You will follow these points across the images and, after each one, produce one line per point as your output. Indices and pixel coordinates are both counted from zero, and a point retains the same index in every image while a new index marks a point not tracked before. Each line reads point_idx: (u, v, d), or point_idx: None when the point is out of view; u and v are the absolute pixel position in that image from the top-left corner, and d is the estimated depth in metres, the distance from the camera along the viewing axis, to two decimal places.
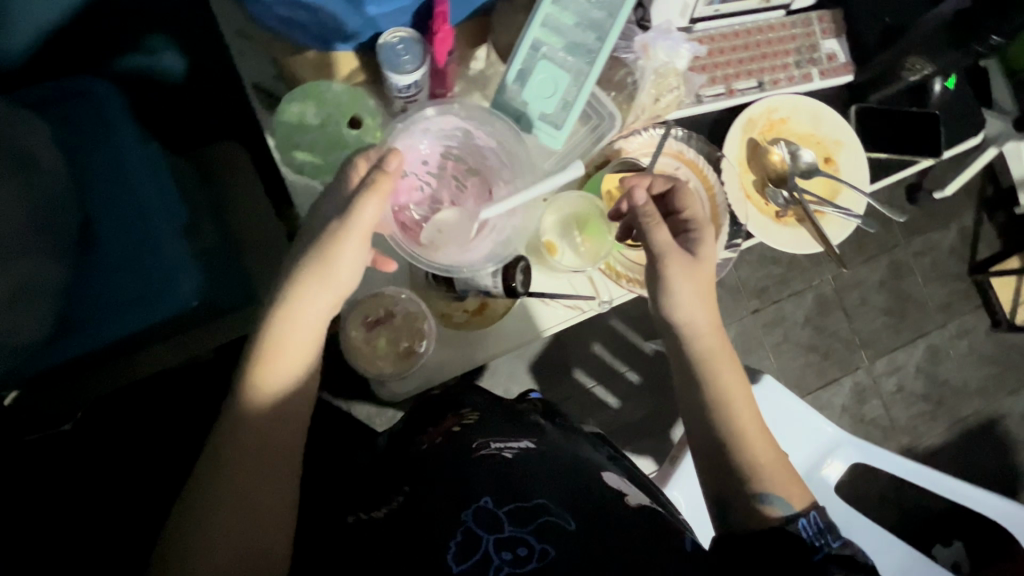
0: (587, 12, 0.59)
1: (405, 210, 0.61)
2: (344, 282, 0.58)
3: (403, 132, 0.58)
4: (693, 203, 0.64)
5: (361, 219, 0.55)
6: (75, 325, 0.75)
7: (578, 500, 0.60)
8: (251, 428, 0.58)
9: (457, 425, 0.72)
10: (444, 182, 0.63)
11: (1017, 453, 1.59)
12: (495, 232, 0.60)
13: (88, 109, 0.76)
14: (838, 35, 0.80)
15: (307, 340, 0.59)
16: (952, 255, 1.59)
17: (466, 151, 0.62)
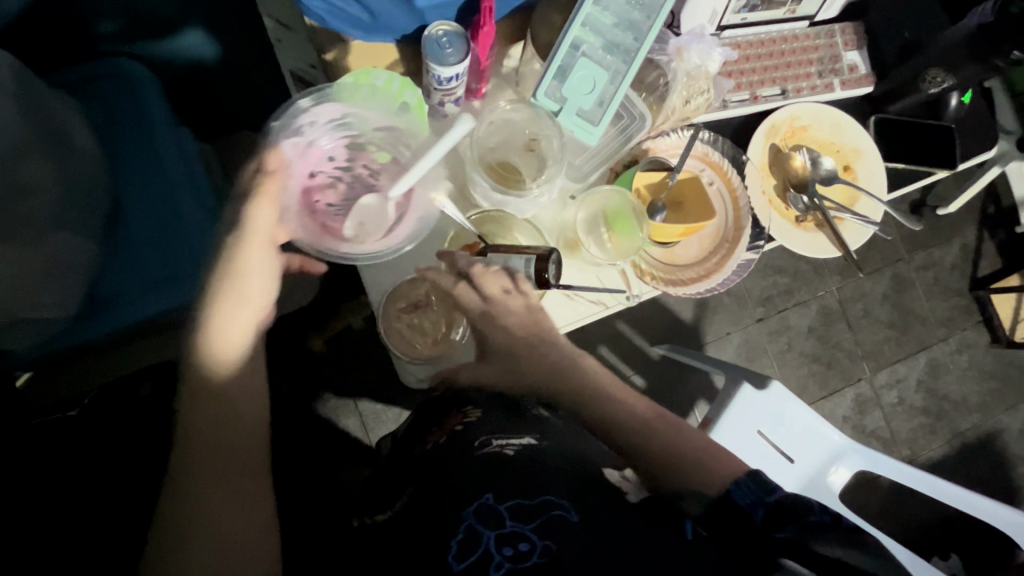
0: (626, 13, 0.60)
1: (320, 208, 0.63)
2: (261, 293, 0.57)
3: (286, 134, 0.60)
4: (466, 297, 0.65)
5: (257, 227, 0.55)
6: (100, 305, 0.75)
7: (585, 492, 0.55)
8: (207, 426, 0.55)
9: (461, 423, 0.63)
10: (356, 173, 0.66)
11: (1014, 468, 1.60)
12: (417, 212, 0.64)
13: (123, 91, 0.76)
14: (859, 47, 0.82)
15: (240, 340, 0.56)
16: (954, 271, 1.62)
17: (368, 136, 0.65)
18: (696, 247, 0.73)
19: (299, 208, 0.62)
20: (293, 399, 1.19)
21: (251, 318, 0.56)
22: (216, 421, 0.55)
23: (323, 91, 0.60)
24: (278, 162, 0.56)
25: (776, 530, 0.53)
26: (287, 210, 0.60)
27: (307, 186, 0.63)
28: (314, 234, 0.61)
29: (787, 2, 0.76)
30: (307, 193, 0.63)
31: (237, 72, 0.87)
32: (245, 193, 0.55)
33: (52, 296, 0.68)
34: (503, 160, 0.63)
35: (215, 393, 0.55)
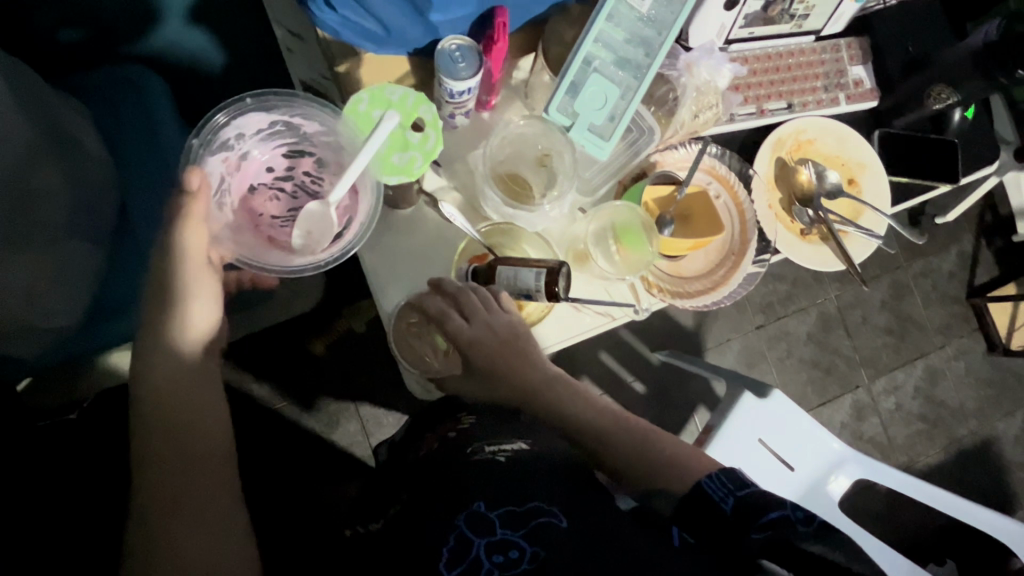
0: (638, 29, 0.61)
1: (265, 220, 0.62)
2: (208, 314, 0.61)
3: (210, 151, 0.58)
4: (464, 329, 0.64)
5: (187, 249, 0.56)
6: (105, 312, 0.75)
7: (571, 500, 0.59)
8: (162, 437, 0.57)
9: (455, 429, 0.72)
10: (299, 181, 0.63)
11: (1010, 474, 1.62)
12: (363, 215, 0.60)
13: (132, 96, 0.76)
14: (864, 62, 0.83)
15: (187, 354, 0.60)
16: (952, 279, 1.63)
17: (304, 142, 0.62)
18: (702, 260, 0.73)
19: (241, 224, 0.61)
20: (294, 404, 1.19)
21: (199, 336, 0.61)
22: (171, 429, 0.58)
23: (240, 104, 0.58)
24: (199, 177, 0.55)
25: (751, 528, 0.55)
26: (219, 228, 0.60)
27: (250, 202, 0.62)
28: (256, 248, 0.59)
29: (793, 18, 0.77)
30: (249, 208, 0.62)
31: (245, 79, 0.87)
32: (173, 215, 0.56)
33: (59, 303, 0.68)
34: (511, 172, 0.63)
35: (168, 404, 0.58)
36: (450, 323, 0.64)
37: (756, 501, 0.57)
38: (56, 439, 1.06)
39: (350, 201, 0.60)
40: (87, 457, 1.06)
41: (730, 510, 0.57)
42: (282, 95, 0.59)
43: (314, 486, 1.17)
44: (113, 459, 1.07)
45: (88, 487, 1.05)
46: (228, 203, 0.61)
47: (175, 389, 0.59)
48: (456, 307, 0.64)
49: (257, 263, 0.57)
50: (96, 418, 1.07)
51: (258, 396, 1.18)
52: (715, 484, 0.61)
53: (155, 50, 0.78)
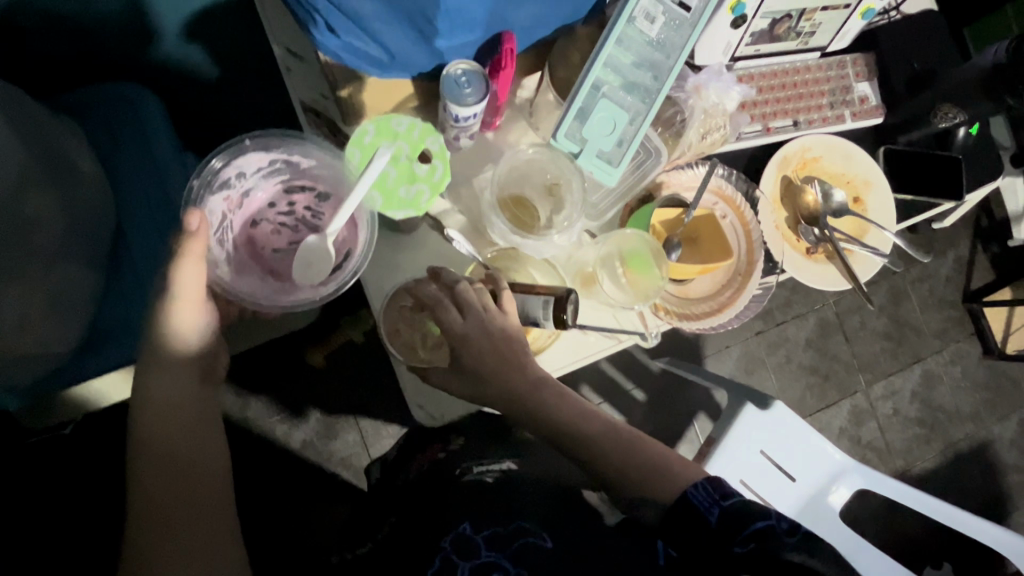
0: (647, 52, 0.60)
1: (266, 255, 0.61)
2: (200, 347, 0.59)
3: (211, 190, 0.57)
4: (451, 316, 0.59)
5: (185, 290, 0.54)
6: (101, 338, 0.72)
7: (556, 520, 0.60)
8: (155, 468, 0.55)
9: (444, 451, 0.73)
10: (299, 215, 0.62)
11: (1005, 477, 1.61)
12: (362, 248, 0.59)
13: (130, 116, 0.74)
14: (870, 78, 0.83)
15: (181, 382, 0.57)
16: (949, 283, 1.61)
17: (305, 178, 0.61)
18: (709, 282, 0.72)
19: (242, 260, 0.59)
20: (293, 415, 1.17)
21: (190, 363, 0.58)
22: (165, 458, 0.55)
23: (238, 145, 0.57)
24: (198, 219, 0.51)
25: (732, 542, 0.52)
26: (217, 265, 0.57)
27: (252, 237, 0.61)
28: (256, 284, 0.58)
29: (799, 36, 0.77)
30: (251, 243, 0.61)
31: (242, 92, 0.85)
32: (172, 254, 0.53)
33: (52, 332, 0.66)
34: (519, 196, 0.63)
35: (162, 433, 0.56)
36: (444, 312, 0.59)
37: (744, 512, 0.53)
38: (50, 454, 1.04)
39: (348, 234, 0.59)
40: (82, 471, 1.04)
41: (714, 523, 0.54)
42: (281, 135, 0.58)
43: (313, 498, 1.16)
44: (106, 473, 1.05)
45: (82, 502, 1.03)
46: (228, 240, 0.59)
47: (169, 418, 0.56)
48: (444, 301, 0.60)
49: (255, 300, 0.56)
50: (88, 432, 1.05)
51: (254, 408, 1.16)
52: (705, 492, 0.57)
53: (149, 65, 0.76)
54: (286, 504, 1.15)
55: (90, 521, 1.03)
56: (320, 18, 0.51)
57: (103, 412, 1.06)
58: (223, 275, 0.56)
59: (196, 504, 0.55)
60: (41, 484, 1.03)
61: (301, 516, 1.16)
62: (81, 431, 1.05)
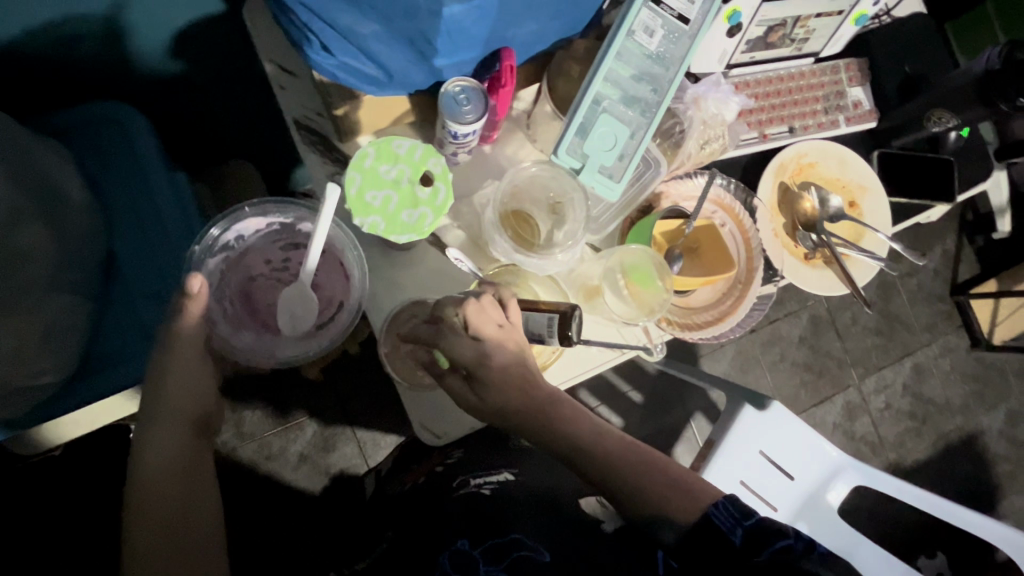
0: (647, 66, 0.60)
1: (261, 309, 0.61)
2: (200, 396, 0.57)
3: (212, 253, 0.60)
4: (459, 348, 0.58)
5: (183, 348, 0.55)
6: (97, 365, 0.71)
7: (557, 535, 0.59)
8: (151, 532, 0.52)
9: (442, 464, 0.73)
10: (294, 271, 0.63)
11: (995, 468, 1.61)
12: (352, 304, 0.60)
13: (116, 135, 0.72)
14: (863, 83, 0.84)
15: (176, 437, 0.55)
16: (936, 277, 1.61)
17: (299, 237, 0.62)
18: (709, 293, 0.73)
19: (239, 316, 0.61)
20: (290, 429, 1.16)
21: (189, 407, 0.56)
22: (160, 519, 0.52)
23: (237, 212, 0.60)
24: (199, 283, 0.53)
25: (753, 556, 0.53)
26: (215, 321, 0.59)
27: (248, 292, 0.62)
28: (251, 339, 0.60)
29: (793, 42, 0.77)
30: (248, 300, 0.62)
31: (231, 106, 0.83)
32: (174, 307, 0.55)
33: (47, 360, 0.64)
34: (520, 212, 0.64)
35: (158, 495, 0.53)
36: (454, 344, 0.58)
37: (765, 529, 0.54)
38: (42, 476, 1.02)
39: (339, 289, 0.62)
40: (77, 493, 1.03)
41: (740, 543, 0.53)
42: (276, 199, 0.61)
43: (313, 511, 1.15)
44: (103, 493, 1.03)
45: (81, 523, 1.02)
46: (227, 298, 0.61)
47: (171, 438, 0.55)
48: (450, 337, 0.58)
49: (250, 356, 0.58)
50: (80, 454, 1.03)
51: (249, 424, 1.14)
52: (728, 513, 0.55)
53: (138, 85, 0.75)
54: (286, 519, 1.14)
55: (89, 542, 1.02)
56: (314, 38, 0.51)
57: (97, 432, 1.04)
58: (219, 331, 0.58)
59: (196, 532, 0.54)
60: (37, 508, 1.01)
61: (300, 529, 1.14)
62: (74, 453, 1.03)
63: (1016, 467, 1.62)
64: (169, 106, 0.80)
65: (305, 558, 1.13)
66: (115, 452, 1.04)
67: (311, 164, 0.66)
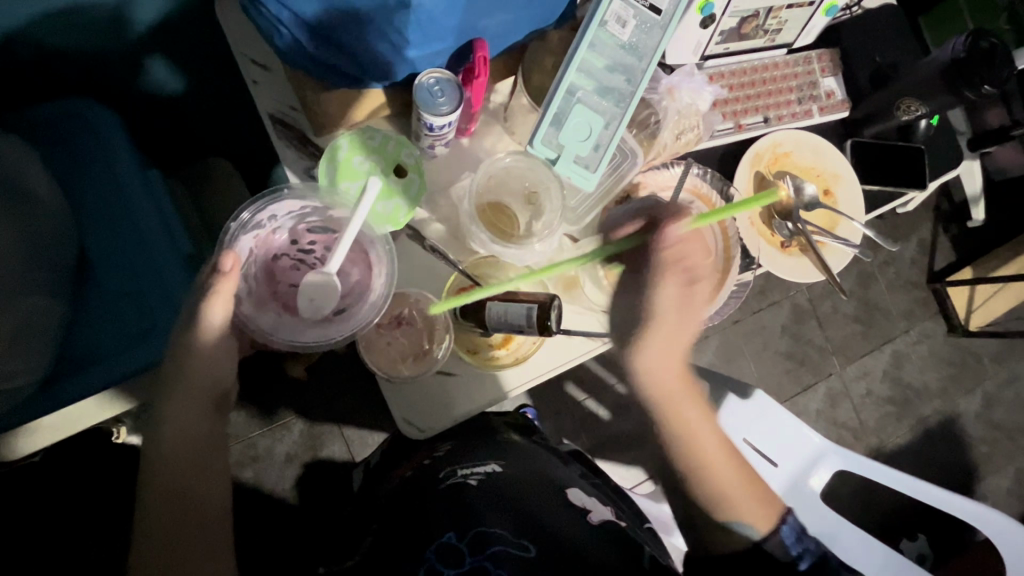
0: (621, 57, 0.62)
1: (282, 289, 0.59)
2: (223, 373, 0.59)
3: (244, 230, 0.58)
4: (693, 252, 0.59)
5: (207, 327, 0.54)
6: (74, 366, 0.69)
7: (542, 527, 0.59)
8: (168, 496, 0.57)
9: (430, 457, 0.72)
10: (318, 255, 0.61)
11: (972, 450, 1.65)
12: (377, 296, 0.59)
13: (83, 131, 0.70)
14: (835, 73, 0.85)
15: (193, 414, 0.58)
16: (914, 265, 1.64)
17: (332, 223, 0.60)
18: None
19: (260, 294, 0.59)
20: (276, 428, 1.15)
21: (206, 392, 0.58)
22: (170, 489, 0.57)
23: (276, 193, 0.58)
24: (232, 260, 0.53)
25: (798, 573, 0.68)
26: (239, 299, 0.57)
27: (271, 270, 0.60)
28: (272, 320, 0.58)
29: (765, 33, 0.78)
30: (270, 279, 0.59)
31: (204, 102, 0.82)
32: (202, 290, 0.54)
33: (18, 362, 0.63)
34: (497, 203, 0.65)
35: (171, 466, 0.57)
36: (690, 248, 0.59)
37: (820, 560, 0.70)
38: (23, 482, 1.01)
39: (362, 278, 0.60)
40: (62, 497, 1.02)
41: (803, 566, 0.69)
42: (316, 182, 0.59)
43: (302, 509, 1.15)
44: (90, 497, 1.03)
45: (68, 527, 1.02)
46: (250, 274, 0.58)
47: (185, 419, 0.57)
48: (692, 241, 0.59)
49: (271, 336, 0.57)
50: (62, 458, 1.02)
51: (233, 424, 1.13)
52: (772, 544, 0.68)
53: (108, 82, 0.74)
54: (275, 518, 1.14)
55: (78, 545, 1.02)
56: (285, 30, 0.51)
57: (79, 436, 1.03)
58: (242, 309, 0.57)
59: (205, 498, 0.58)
60: (20, 513, 1.00)
61: (289, 526, 1.14)
62: (54, 458, 1.02)
63: (993, 448, 1.67)
64: (141, 102, 0.79)
65: (294, 556, 1.13)
66: (99, 455, 1.04)
67: (287, 159, 0.65)
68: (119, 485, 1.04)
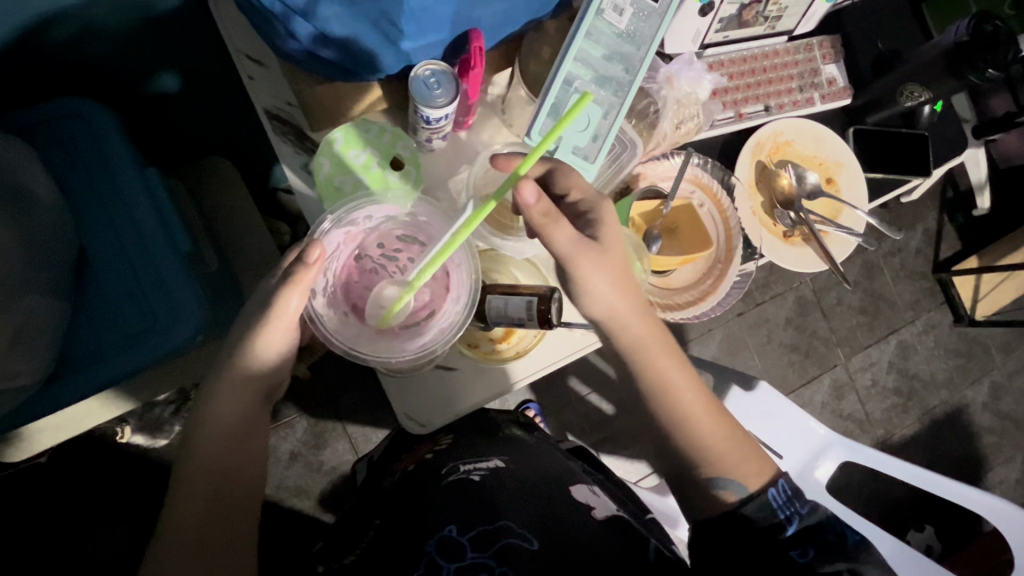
0: (618, 45, 0.61)
1: (356, 290, 0.61)
2: (278, 366, 0.57)
3: (338, 226, 0.57)
4: (576, 182, 0.57)
5: (284, 314, 0.53)
6: (81, 366, 0.70)
7: (544, 519, 0.59)
8: (198, 496, 0.54)
9: (432, 451, 0.73)
10: (401, 264, 0.63)
11: (980, 440, 1.64)
12: (449, 324, 0.59)
13: (81, 131, 0.70)
14: (836, 60, 0.84)
15: (235, 408, 0.56)
16: (919, 255, 1.62)
17: (419, 233, 0.61)
18: (689, 272, 0.73)
19: (336, 291, 0.60)
20: (280, 426, 1.15)
21: (255, 388, 0.57)
22: (209, 484, 0.55)
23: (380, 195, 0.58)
24: (320, 252, 0.52)
25: (787, 546, 0.55)
26: (315, 292, 0.57)
27: (353, 268, 0.62)
28: (339, 321, 0.58)
29: (765, 21, 0.77)
30: (348, 276, 0.61)
31: (201, 99, 0.82)
32: (279, 279, 0.53)
33: (24, 362, 0.63)
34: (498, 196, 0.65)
35: (205, 463, 0.55)
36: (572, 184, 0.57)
37: (818, 523, 0.57)
38: (29, 483, 1.01)
39: (436, 299, 0.62)
40: (69, 497, 1.03)
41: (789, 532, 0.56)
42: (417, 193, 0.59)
43: (307, 506, 1.15)
44: (97, 497, 1.04)
45: (76, 528, 1.03)
46: (333, 268, 0.59)
47: (228, 416, 0.56)
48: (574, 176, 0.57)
49: (334, 339, 0.56)
50: (69, 459, 1.03)
51: None
52: (756, 507, 0.58)
53: (104, 83, 0.73)
54: (281, 515, 1.14)
55: (83, 547, 1.03)
56: (278, 24, 0.51)
57: (85, 437, 1.04)
58: (315, 304, 0.57)
59: (237, 500, 0.56)
60: (27, 515, 1.01)
61: (295, 523, 1.14)
62: (61, 458, 1.03)
63: (1001, 438, 1.65)
64: (138, 101, 0.78)
65: (301, 553, 1.14)
66: (106, 455, 1.05)
67: (284, 154, 0.65)
68: (125, 485, 1.05)
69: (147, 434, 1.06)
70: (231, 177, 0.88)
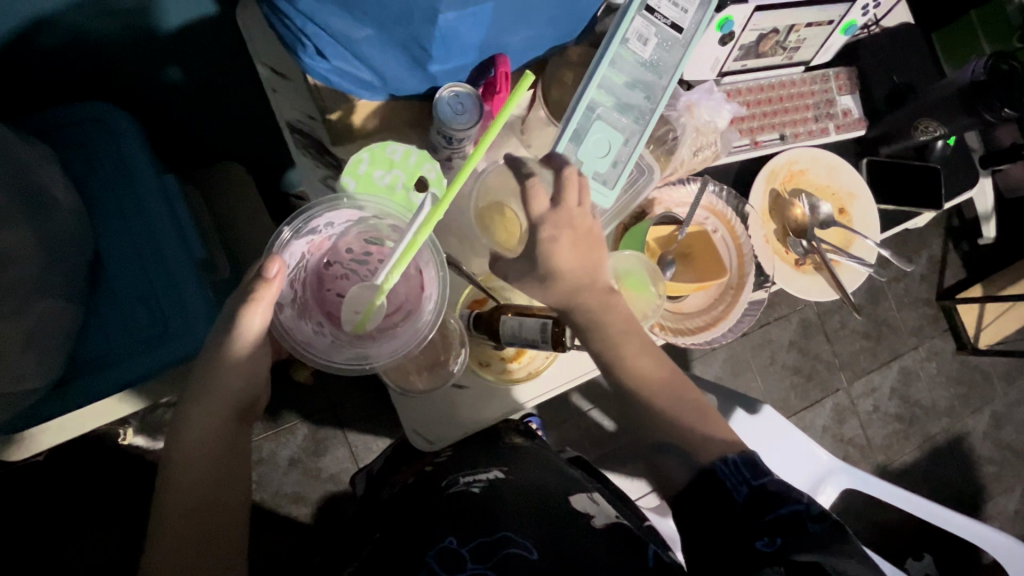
0: (640, 73, 0.62)
1: (330, 298, 0.61)
2: (255, 371, 0.58)
3: (299, 237, 0.57)
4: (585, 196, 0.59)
5: (249, 331, 0.53)
6: (87, 368, 0.70)
7: (546, 530, 0.58)
8: (190, 503, 0.54)
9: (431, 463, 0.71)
10: (372, 265, 0.62)
11: (980, 469, 1.63)
12: (420, 324, 0.58)
13: (101, 135, 0.71)
14: (852, 91, 0.85)
15: (222, 415, 0.56)
16: (923, 281, 1.62)
17: (386, 234, 0.61)
18: (701, 298, 0.73)
19: (307, 302, 0.60)
20: (281, 432, 1.15)
21: (241, 394, 0.57)
22: (194, 490, 0.55)
23: (335, 201, 0.57)
24: (277, 267, 0.51)
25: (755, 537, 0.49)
26: (282, 305, 0.57)
27: (321, 277, 0.61)
28: (311, 331, 0.58)
29: (783, 51, 0.78)
30: (320, 284, 0.61)
31: (221, 105, 0.83)
32: (240, 295, 0.53)
33: (36, 365, 0.64)
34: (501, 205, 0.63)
35: (196, 470, 0.55)
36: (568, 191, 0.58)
37: (773, 499, 0.51)
38: (28, 482, 1.01)
39: (412, 299, 0.61)
40: (66, 496, 1.02)
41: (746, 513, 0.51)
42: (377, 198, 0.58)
43: (304, 513, 1.14)
44: (91, 497, 1.03)
45: (71, 529, 1.02)
46: (300, 279, 0.59)
47: (219, 422, 0.56)
48: (580, 183, 0.59)
49: (304, 349, 0.56)
50: (68, 458, 1.03)
51: None
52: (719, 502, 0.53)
53: (125, 87, 0.74)
54: (277, 521, 1.13)
55: (76, 550, 1.01)
56: (309, 43, 0.50)
57: (84, 438, 1.04)
58: (284, 317, 0.57)
59: (227, 509, 0.56)
60: (23, 514, 1.00)
61: (292, 530, 1.13)
62: (60, 458, 1.02)
63: (1001, 468, 1.65)
64: (159, 107, 0.79)
65: (296, 561, 1.13)
66: (104, 456, 1.04)
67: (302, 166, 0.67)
68: (122, 487, 1.04)
69: (149, 436, 1.06)
70: (223, 172, 0.88)
